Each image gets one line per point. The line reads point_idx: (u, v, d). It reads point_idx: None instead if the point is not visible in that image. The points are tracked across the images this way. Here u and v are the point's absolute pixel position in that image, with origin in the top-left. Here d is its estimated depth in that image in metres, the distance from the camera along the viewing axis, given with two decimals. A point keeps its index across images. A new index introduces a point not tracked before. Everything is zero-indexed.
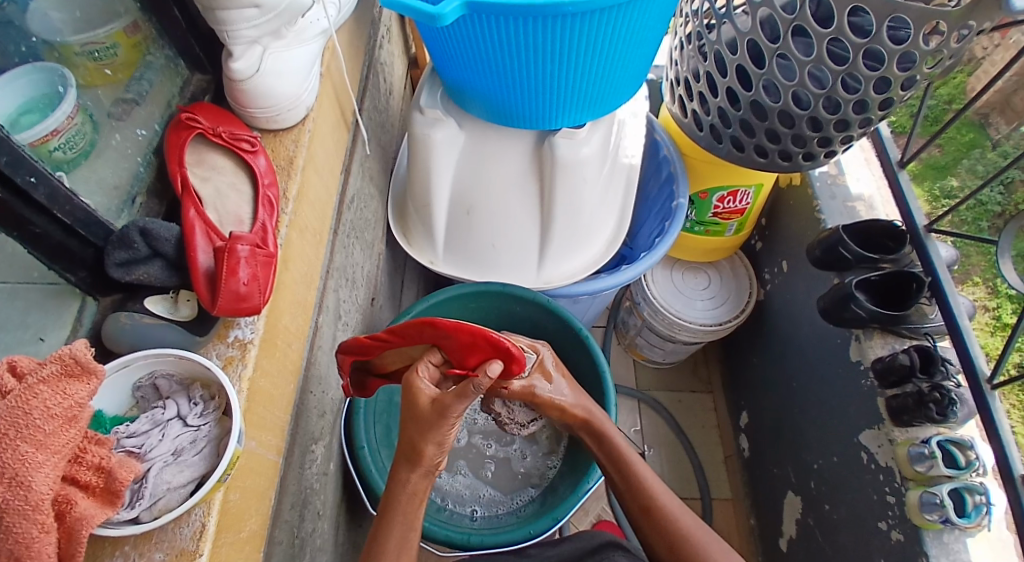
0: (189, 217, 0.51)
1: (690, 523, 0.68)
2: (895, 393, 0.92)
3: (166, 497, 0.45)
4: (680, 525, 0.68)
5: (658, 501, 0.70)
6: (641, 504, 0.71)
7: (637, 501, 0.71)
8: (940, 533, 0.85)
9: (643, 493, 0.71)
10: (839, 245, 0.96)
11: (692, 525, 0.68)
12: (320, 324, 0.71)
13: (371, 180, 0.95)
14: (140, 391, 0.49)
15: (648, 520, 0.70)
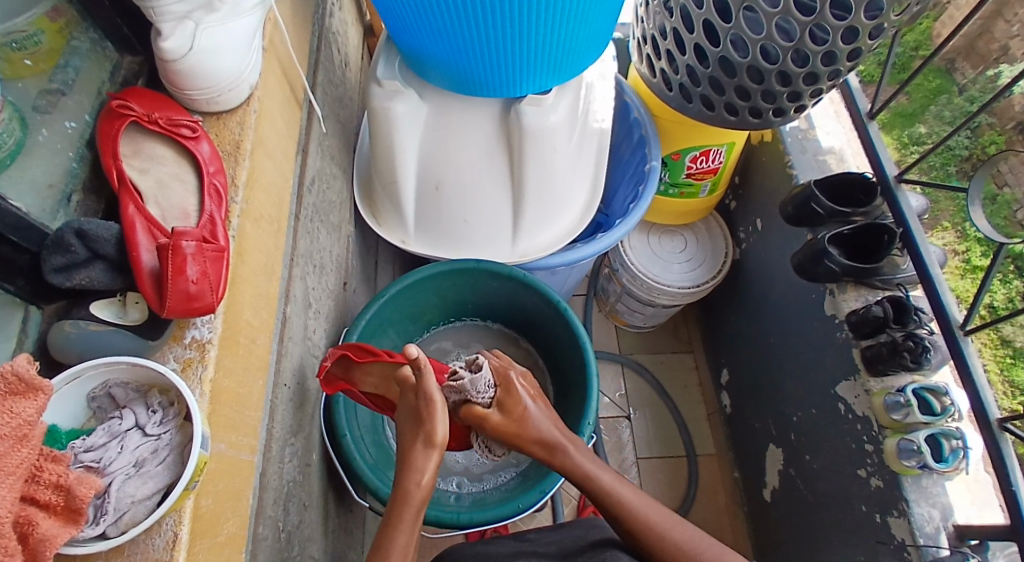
0: (128, 214, 0.48)
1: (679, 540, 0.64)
2: (870, 344, 0.93)
3: (132, 511, 0.43)
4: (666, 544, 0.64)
5: (666, 536, 0.64)
6: (644, 539, 0.65)
7: (640, 533, 0.65)
8: (918, 477, 0.87)
9: (635, 517, 0.66)
10: (811, 200, 0.96)
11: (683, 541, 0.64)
12: (288, 314, 0.69)
13: (332, 160, 0.92)
14: (95, 402, 0.47)
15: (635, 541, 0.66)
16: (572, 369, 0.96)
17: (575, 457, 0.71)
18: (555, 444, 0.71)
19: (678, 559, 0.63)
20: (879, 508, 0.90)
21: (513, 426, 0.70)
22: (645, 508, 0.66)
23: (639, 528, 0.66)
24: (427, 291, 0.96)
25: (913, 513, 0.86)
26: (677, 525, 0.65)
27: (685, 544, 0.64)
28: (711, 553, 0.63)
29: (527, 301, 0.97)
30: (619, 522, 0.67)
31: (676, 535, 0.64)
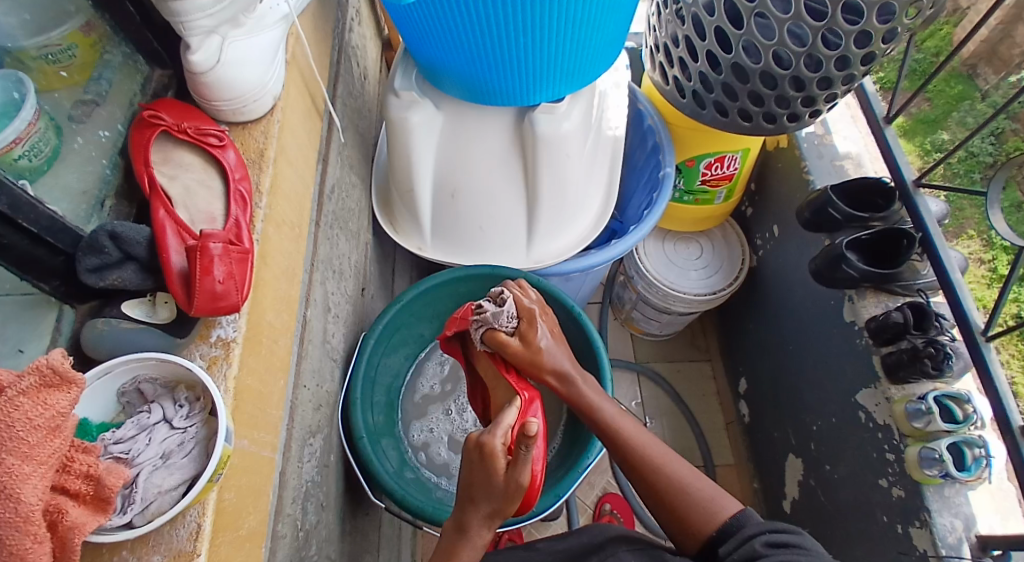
0: (160, 217, 0.50)
1: (678, 471, 0.68)
2: (890, 350, 0.92)
3: (158, 501, 0.44)
4: (664, 476, 0.68)
5: (661, 470, 0.68)
6: (642, 470, 0.69)
7: (637, 463, 0.69)
8: (940, 487, 0.86)
9: (640, 455, 0.70)
10: (828, 206, 0.95)
11: (682, 472, 0.68)
12: (309, 318, 0.71)
13: (351, 169, 0.94)
14: (125, 397, 0.48)
15: (638, 477, 0.69)
16: (586, 374, 0.96)
17: (583, 388, 0.76)
18: (567, 375, 0.77)
19: (669, 487, 0.67)
20: (902, 519, 0.89)
21: (526, 356, 0.78)
22: (644, 439, 0.71)
23: (636, 458, 0.70)
24: (440, 298, 0.97)
25: (936, 524, 0.84)
26: (670, 461, 0.69)
27: (679, 480, 0.67)
28: (704, 493, 0.65)
29: None
30: (621, 453, 0.72)
31: (671, 469, 0.68)
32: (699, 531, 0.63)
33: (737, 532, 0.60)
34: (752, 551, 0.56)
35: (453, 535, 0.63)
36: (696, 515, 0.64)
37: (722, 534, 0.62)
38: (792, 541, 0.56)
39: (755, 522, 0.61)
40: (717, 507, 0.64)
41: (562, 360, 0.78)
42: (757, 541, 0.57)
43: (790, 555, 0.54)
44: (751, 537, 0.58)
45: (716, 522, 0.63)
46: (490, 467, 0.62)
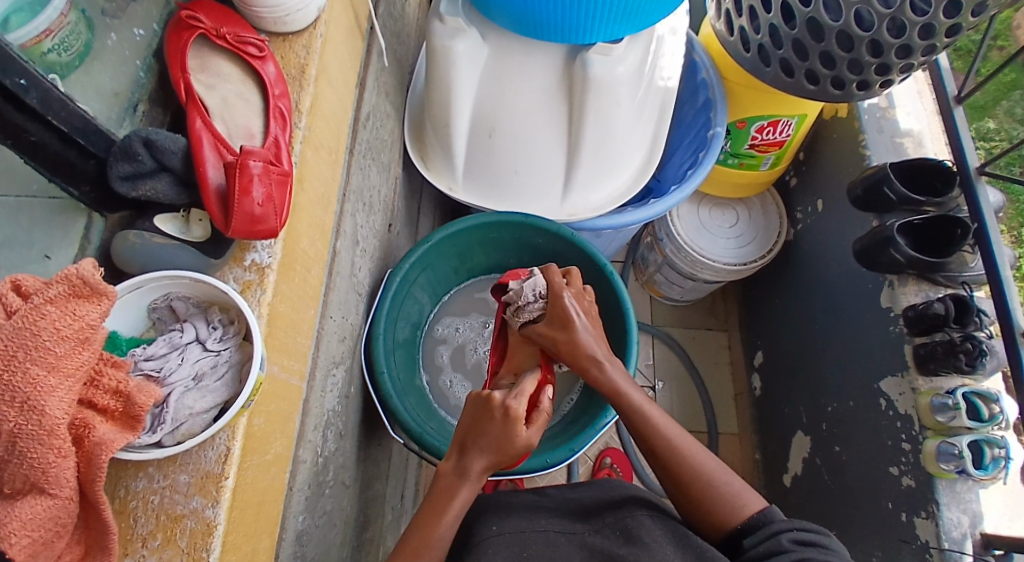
0: (195, 128, 0.47)
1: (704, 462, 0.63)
2: (924, 342, 0.89)
3: (190, 422, 0.43)
4: (691, 467, 0.63)
5: (688, 462, 0.63)
6: (664, 458, 0.65)
7: (661, 454, 0.65)
8: (953, 481, 0.85)
9: (666, 442, 0.65)
10: (884, 183, 0.91)
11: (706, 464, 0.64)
12: (338, 249, 0.68)
13: (387, 97, 0.89)
14: (156, 313, 0.46)
15: (656, 462, 0.65)
16: (610, 332, 0.94)
17: (611, 372, 0.68)
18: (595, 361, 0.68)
19: (694, 479, 0.63)
20: (907, 507, 0.88)
21: (563, 336, 0.70)
22: (669, 430, 0.65)
23: (660, 447, 0.65)
24: (470, 239, 0.94)
25: (942, 517, 0.83)
26: (693, 446, 0.64)
27: (703, 475, 0.63)
28: (729, 489, 0.62)
29: (571, 260, 0.95)
30: (643, 440, 0.66)
31: (694, 459, 0.64)
32: (721, 523, 0.61)
33: (764, 526, 0.58)
34: (778, 547, 0.55)
35: (450, 479, 0.60)
36: (717, 507, 0.61)
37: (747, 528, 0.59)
38: (819, 543, 0.54)
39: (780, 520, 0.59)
40: (744, 502, 0.61)
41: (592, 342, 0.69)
42: (783, 537, 0.55)
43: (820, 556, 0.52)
44: (778, 533, 0.56)
45: (740, 517, 0.60)
46: (511, 431, 0.60)
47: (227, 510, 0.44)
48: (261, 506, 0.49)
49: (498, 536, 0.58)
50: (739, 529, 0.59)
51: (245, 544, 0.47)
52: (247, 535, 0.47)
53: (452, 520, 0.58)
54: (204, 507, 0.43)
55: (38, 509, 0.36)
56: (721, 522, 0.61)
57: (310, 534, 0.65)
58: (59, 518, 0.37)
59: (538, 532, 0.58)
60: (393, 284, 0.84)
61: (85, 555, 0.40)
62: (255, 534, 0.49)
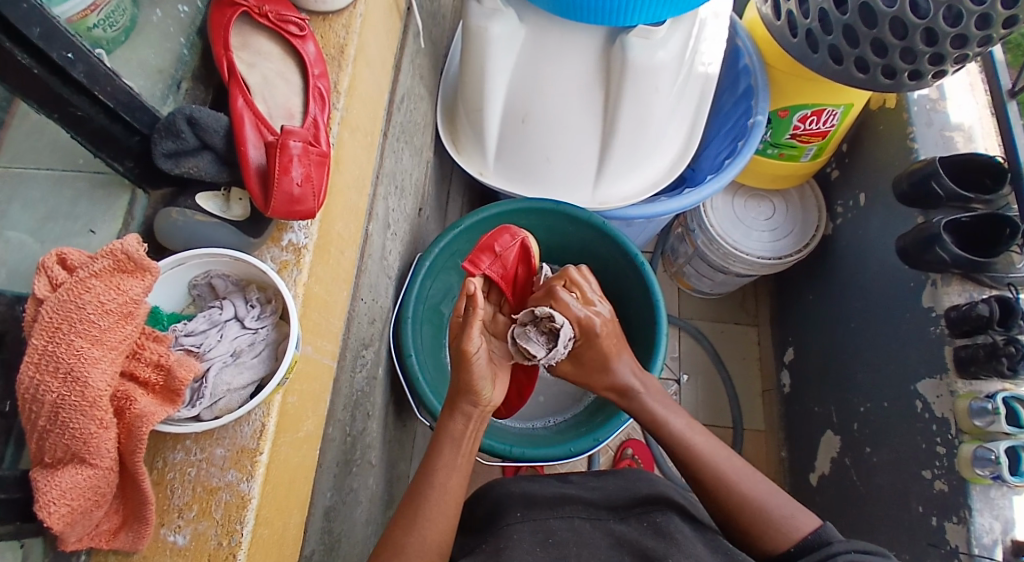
0: (238, 107, 0.47)
1: (760, 493, 0.62)
2: (965, 344, 0.86)
3: (227, 398, 0.44)
4: (747, 499, 0.62)
5: (736, 488, 0.63)
6: (715, 492, 0.64)
7: (711, 486, 0.64)
8: (988, 487, 0.82)
9: (716, 476, 0.64)
10: (933, 178, 0.88)
11: (761, 494, 0.62)
12: (371, 232, 0.68)
13: (421, 79, 0.89)
14: (196, 290, 0.47)
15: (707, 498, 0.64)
16: (639, 325, 0.93)
17: (646, 400, 0.72)
18: (629, 390, 0.73)
19: (745, 506, 0.62)
20: (938, 511, 0.86)
21: (594, 366, 0.72)
22: (718, 459, 0.65)
23: (710, 482, 0.64)
24: (501, 226, 0.93)
25: (974, 522, 0.81)
26: (747, 480, 0.63)
27: (754, 503, 0.62)
28: (781, 512, 0.61)
29: (602, 251, 0.94)
30: (688, 471, 0.66)
31: (747, 489, 0.63)
32: (774, 549, 0.59)
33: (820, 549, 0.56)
34: None
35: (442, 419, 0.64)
36: (771, 534, 0.60)
37: (802, 550, 0.58)
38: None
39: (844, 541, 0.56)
40: (798, 524, 0.60)
41: (626, 375, 0.72)
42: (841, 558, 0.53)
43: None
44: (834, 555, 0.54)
45: (795, 541, 0.59)
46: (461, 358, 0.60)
47: (261, 484, 0.44)
48: (293, 482, 0.50)
49: (523, 522, 0.57)
50: (793, 551, 0.58)
51: (277, 518, 0.48)
52: (279, 510, 0.48)
53: (450, 472, 0.60)
54: (239, 481, 0.44)
55: (78, 478, 0.37)
56: (776, 545, 0.59)
57: (337, 511, 0.66)
58: (99, 488, 0.38)
59: (563, 519, 0.57)
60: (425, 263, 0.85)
61: (122, 526, 0.41)
62: (286, 509, 0.49)
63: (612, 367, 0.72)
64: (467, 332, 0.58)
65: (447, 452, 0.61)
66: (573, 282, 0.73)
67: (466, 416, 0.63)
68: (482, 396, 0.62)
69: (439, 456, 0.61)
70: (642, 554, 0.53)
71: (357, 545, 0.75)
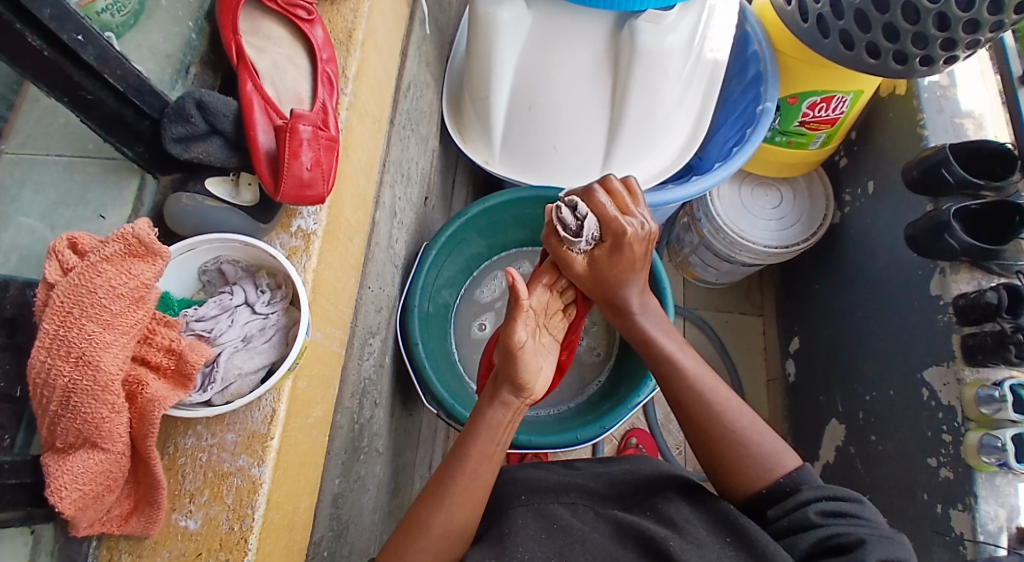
0: (246, 91, 0.46)
1: (742, 422, 0.62)
2: (973, 332, 0.85)
3: (238, 383, 0.43)
4: (731, 427, 0.62)
5: (718, 418, 0.63)
6: (696, 416, 0.64)
7: (693, 410, 0.64)
8: (993, 475, 0.82)
9: (699, 400, 0.64)
10: (942, 166, 0.87)
11: (743, 424, 0.62)
12: (378, 220, 0.68)
13: (427, 66, 0.88)
14: (206, 276, 0.47)
15: (686, 418, 0.65)
16: None
17: (640, 320, 0.70)
18: (626, 308, 0.70)
19: (724, 437, 0.62)
20: (943, 499, 0.86)
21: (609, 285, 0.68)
22: (703, 385, 0.65)
23: (691, 401, 0.64)
24: (508, 215, 0.93)
25: (979, 510, 0.81)
26: (729, 411, 0.63)
27: (734, 432, 0.62)
28: (760, 449, 0.61)
29: None
30: (672, 393, 0.66)
31: (728, 420, 0.63)
32: (743, 487, 0.60)
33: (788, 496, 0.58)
34: (807, 520, 0.55)
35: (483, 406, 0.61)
36: (749, 468, 0.60)
37: (773, 493, 0.59)
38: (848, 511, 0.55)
39: (810, 486, 0.58)
40: (777, 464, 0.60)
41: (631, 296, 0.69)
42: (811, 508, 0.55)
43: (854, 530, 0.52)
44: (806, 503, 0.56)
45: (766, 481, 0.60)
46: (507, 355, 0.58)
47: (272, 469, 0.44)
48: (304, 467, 0.50)
49: (526, 507, 0.57)
50: (764, 494, 0.59)
51: (288, 503, 0.48)
52: (290, 494, 0.48)
53: (482, 457, 0.58)
54: (250, 466, 0.44)
55: (90, 462, 0.37)
56: (748, 486, 0.60)
57: (345, 497, 0.66)
58: (111, 472, 0.38)
59: (567, 505, 0.57)
60: (432, 252, 0.84)
61: (134, 510, 0.41)
62: (296, 494, 0.49)
63: (623, 284, 0.68)
64: (512, 325, 0.57)
65: (484, 439, 0.58)
66: (630, 188, 0.70)
67: (506, 406, 0.59)
68: (527, 388, 0.60)
69: (474, 439, 0.59)
70: (646, 538, 0.53)
71: (364, 532, 0.75)
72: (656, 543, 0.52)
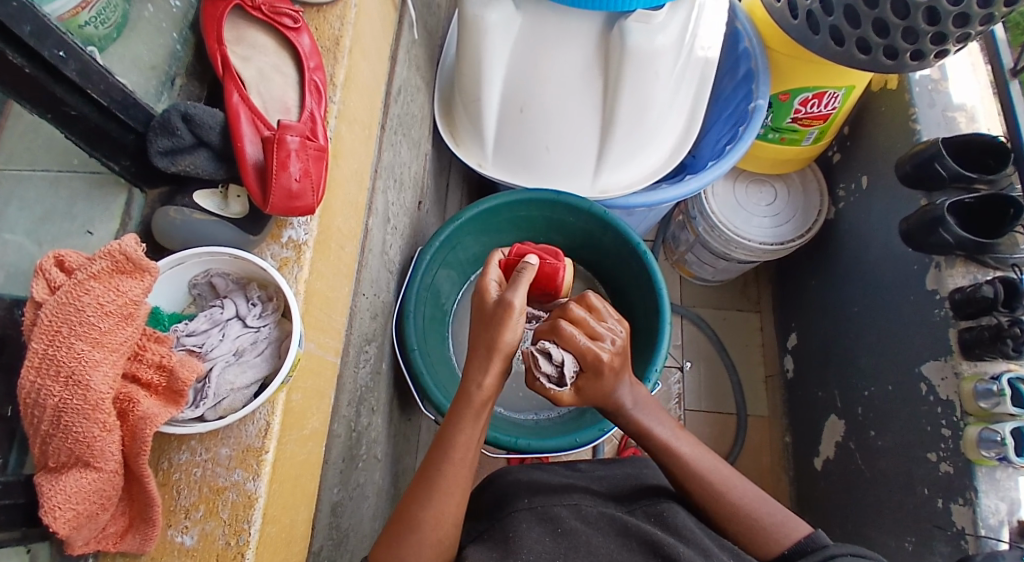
0: (233, 102, 0.46)
1: (745, 497, 0.61)
2: (970, 326, 0.85)
3: (230, 397, 0.43)
4: (737, 502, 0.60)
5: (724, 498, 0.61)
6: (704, 502, 0.61)
7: (696, 492, 0.61)
8: (993, 469, 0.82)
9: (700, 482, 0.61)
10: (935, 160, 0.87)
11: (746, 498, 0.61)
12: (370, 227, 0.67)
13: (417, 70, 0.88)
14: (196, 289, 0.46)
15: (690, 501, 0.62)
16: (643, 315, 0.93)
17: (634, 414, 0.65)
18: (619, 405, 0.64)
19: (733, 515, 0.60)
20: (943, 494, 0.86)
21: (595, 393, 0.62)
22: (703, 464, 0.63)
23: (694, 486, 0.62)
24: (502, 218, 0.93)
25: (979, 504, 0.81)
26: (733, 487, 0.61)
27: (741, 507, 0.60)
28: (771, 520, 0.59)
29: (603, 240, 0.94)
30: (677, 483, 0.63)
31: (735, 502, 0.60)
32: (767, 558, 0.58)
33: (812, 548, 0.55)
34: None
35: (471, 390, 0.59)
36: (763, 541, 0.58)
37: (793, 551, 0.56)
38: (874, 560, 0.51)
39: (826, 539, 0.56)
40: (790, 529, 0.58)
41: (623, 394, 0.64)
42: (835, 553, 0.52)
43: None
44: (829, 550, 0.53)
45: (786, 542, 0.57)
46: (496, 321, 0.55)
47: (268, 483, 0.44)
48: (301, 478, 0.50)
49: (530, 509, 0.56)
50: (785, 553, 0.57)
51: (285, 515, 0.47)
52: (287, 506, 0.48)
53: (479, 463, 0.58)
54: (246, 480, 0.43)
55: (82, 482, 0.36)
56: (769, 550, 0.58)
57: (344, 506, 0.66)
58: (105, 491, 0.38)
59: (571, 507, 0.56)
60: (427, 256, 0.84)
61: (129, 528, 0.41)
62: (294, 506, 0.49)
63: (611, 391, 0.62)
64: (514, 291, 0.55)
65: (469, 420, 0.56)
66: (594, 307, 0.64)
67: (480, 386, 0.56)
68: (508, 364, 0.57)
69: (460, 427, 0.56)
70: (650, 543, 0.52)
71: (364, 539, 0.75)
72: (660, 549, 0.52)
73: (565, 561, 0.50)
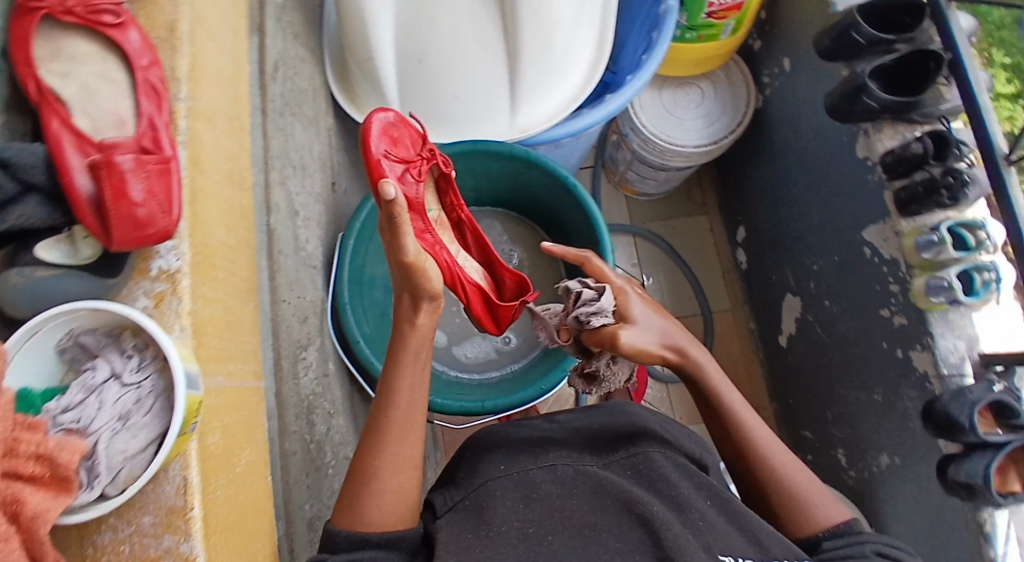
0: (52, 129, 0.41)
1: (792, 467, 0.55)
2: (903, 185, 0.82)
3: (128, 466, 0.39)
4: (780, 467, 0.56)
5: (779, 471, 0.55)
6: (753, 466, 0.57)
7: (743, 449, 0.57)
8: (946, 313, 0.79)
9: (752, 437, 0.57)
10: (851, 29, 0.83)
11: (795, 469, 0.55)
12: (273, 227, 0.62)
13: (293, 37, 0.80)
14: (66, 354, 0.41)
15: (741, 462, 0.58)
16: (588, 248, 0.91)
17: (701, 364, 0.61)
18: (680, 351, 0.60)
19: (777, 489, 0.55)
20: (903, 345, 0.85)
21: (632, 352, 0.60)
22: (764, 435, 0.57)
23: (752, 450, 0.57)
24: None
25: (937, 346, 0.79)
26: (790, 462, 0.56)
27: (787, 479, 0.55)
28: (818, 500, 0.54)
29: (534, 179, 0.91)
30: (723, 431, 0.59)
31: (785, 476, 0.55)
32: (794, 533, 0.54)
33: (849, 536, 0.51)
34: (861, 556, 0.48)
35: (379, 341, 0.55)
36: (800, 519, 0.53)
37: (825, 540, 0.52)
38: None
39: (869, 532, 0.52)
40: (830, 514, 0.53)
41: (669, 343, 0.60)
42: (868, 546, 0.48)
43: None
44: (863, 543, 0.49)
45: (823, 528, 0.52)
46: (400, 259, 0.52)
47: (205, 539, 0.41)
48: (246, 517, 0.47)
49: (504, 479, 0.52)
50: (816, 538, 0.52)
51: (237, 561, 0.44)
52: (236, 551, 0.44)
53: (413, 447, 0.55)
54: (178, 543, 0.40)
55: None
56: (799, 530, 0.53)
57: (318, 515, 0.64)
58: None
59: (546, 471, 0.53)
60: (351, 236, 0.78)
61: None
62: (246, 546, 0.46)
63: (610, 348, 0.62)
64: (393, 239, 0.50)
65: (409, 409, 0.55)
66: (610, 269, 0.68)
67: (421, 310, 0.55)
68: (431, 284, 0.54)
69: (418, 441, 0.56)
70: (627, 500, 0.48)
71: None
72: (637, 508, 0.47)
73: (536, 530, 0.47)
